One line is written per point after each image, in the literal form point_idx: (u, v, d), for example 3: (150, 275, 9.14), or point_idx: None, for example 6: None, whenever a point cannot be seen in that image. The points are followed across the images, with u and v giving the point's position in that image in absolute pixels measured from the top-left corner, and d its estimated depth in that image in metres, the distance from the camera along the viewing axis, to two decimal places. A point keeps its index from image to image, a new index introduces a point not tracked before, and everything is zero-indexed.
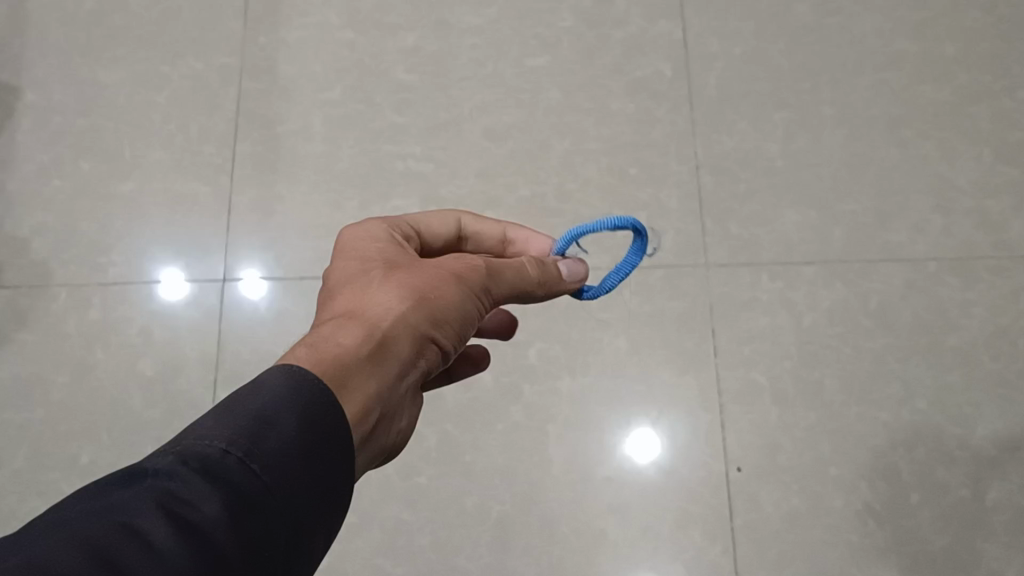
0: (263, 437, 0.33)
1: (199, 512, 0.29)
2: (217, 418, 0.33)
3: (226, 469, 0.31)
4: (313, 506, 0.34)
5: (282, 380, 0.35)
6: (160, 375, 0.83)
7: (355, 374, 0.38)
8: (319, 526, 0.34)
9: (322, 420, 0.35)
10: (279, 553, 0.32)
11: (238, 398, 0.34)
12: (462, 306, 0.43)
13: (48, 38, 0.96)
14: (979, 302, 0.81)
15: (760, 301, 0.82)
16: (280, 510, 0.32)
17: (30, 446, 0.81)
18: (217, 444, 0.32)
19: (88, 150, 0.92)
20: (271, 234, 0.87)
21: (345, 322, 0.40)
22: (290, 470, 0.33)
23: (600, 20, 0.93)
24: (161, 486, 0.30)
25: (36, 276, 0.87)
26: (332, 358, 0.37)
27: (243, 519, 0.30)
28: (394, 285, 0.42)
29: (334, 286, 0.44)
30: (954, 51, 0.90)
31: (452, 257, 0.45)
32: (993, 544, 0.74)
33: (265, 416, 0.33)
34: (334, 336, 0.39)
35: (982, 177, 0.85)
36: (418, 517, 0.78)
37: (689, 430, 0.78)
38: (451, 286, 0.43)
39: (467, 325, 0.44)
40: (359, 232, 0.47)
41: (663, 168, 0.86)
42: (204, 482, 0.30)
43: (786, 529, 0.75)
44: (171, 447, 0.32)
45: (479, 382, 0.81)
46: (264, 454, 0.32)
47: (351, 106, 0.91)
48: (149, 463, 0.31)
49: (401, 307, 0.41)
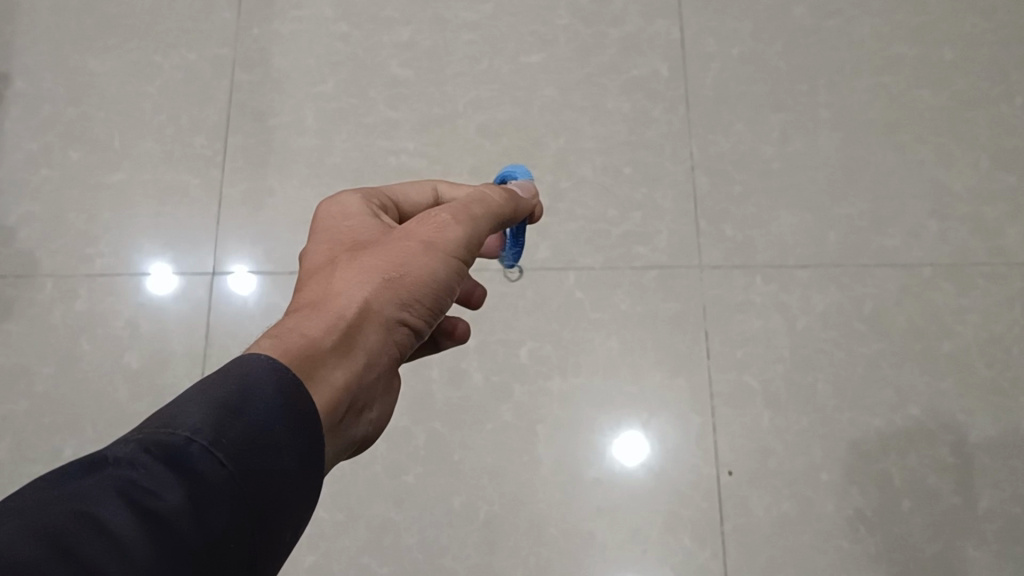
0: (230, 425, 0.32)
1: (161, 501, 0.29)
2: (182, 405, 0.32)
3: (191, 457, 0.30)
4: (284, 494, 0.33)
5: (253, 369, 0.34)
6: (146, 367, 0.82)
7: (323, 364, 0.37)
8: (289, 518, 0.33)
9: (292, 408, 0.34)
10: (246, 544, 0.31)
11: (207, 383, 0.34)
12: (434, 276, 0.43)
13: (38, 26, 0.94)
14: (973, 308, 0.80)
15: (753, 303, 0.81)
16: (248, 499, 0.31)
17: (12, 438, 0.80)
18: (183, 433, 0.31)
19: (77, 139, 0.90)
20: (261, 227, 0.86)
21: (311, 312, 0.40)
22: (257, 460, 0.32)
23: (598, 18, 0.92)
24: (122, 474, 0.29)
25: (23, 265, 0.86)
26: (297, 349, 0.37)
27: (208, 507, 0.30)
28: (361, 267, 0.42)
29: (306, 274, 0.44)
30: (953, 56, 0.89)
31: (415, 223, 0.44)
32: (983, 552, 0.74)
33: (232, 404, 0.33)
34: (300, 328, 0.38)
35: (978, 183, 0.85)
36: (405, 516, 0.77)
37: (680, 433, 0.78)
38: (419, 260, 0.42)
39: (441, 296, 0.43)
40: (331, 211, 0.47)
41: (658, 168, 0.86)
42: (167, 471, 0.29)
43: (776, 534, 0.75)
44: (134, 435, 0.31)
45: (469, 380, 0.80)
46: (230, 443, 0.31)
47: (344, 100, 0.90)
48: (110, 451, 0.30)
49: (369, 291, 0.41)
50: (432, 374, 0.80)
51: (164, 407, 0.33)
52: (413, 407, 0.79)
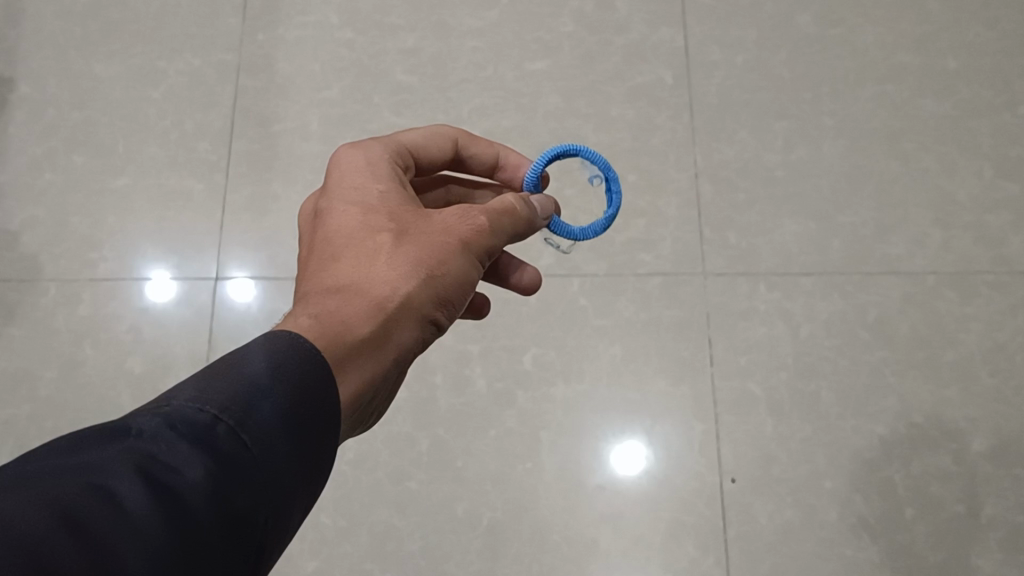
0: (255, 407, 0.32)
1: (182, 477, 0.28)
2: (209, 383, 0.32)
3: (214, 436, 0.30)
4: (299, 482, 0.33)
5: (283, 352, 0.34)
6: (150, 372, 0.82)
7: (358, 354, 0.38)
8: (302, 506, 0.33)
9: (319, 393, 0.34)
10: (260, 530, 0.31)
11: (236, 360, 0.34)
12: (465, 277, 0.42)
13: (43, 31, 0.95)
14: (977, 317, 0.81)
15: (758, 311, 0.81)
16: (265, 485, 0.31)
17: (15, 442, 0.80)
18: (208, 411, 0.31)
19: (81, 144, 0.90)
20: (266, 234, 0.86)
21: (347, 297, 0.39)
22: (279, 444, 0.32)
23: (602, 26, 0.92)
24: (144, 448, 0.29)
25: (27, 269, 0.86)
26: (334, 339, 0.37)
27: (225, 488, 0.29)
28: (398, 257, 0.41)
29: (337, 244, 0.42)
30: (956, 65, 0.89)
31: (454, 215, 0.43)
32: (987, 560, 0.74)
33: (259, 386, 0.33)
34: (338, 315, 0.38)
35: (982, 192, 0.85)
36: (408, 522, 0.76)
37: (683, 440, 0.78)
38: (456, 259, 0.42)
39: (470, 293, 0.44)
40: (357, 174, 0.46)
41: (662, 175, 0.86)
42: (190, 447, 0.29)
43: (780, 541, 0.75)
44: (159, 409, 0.31)
45: (472, 386, 0.80)
46: (254, 425, 0.31)
47: (349, 106, 0.90)
48: (134, 423, 0.30)
49: (404, 283, 0.40)
50: (436, 380, 0.80)
51: (192, 383, 0.32)
52: (416, 413, 0.79)
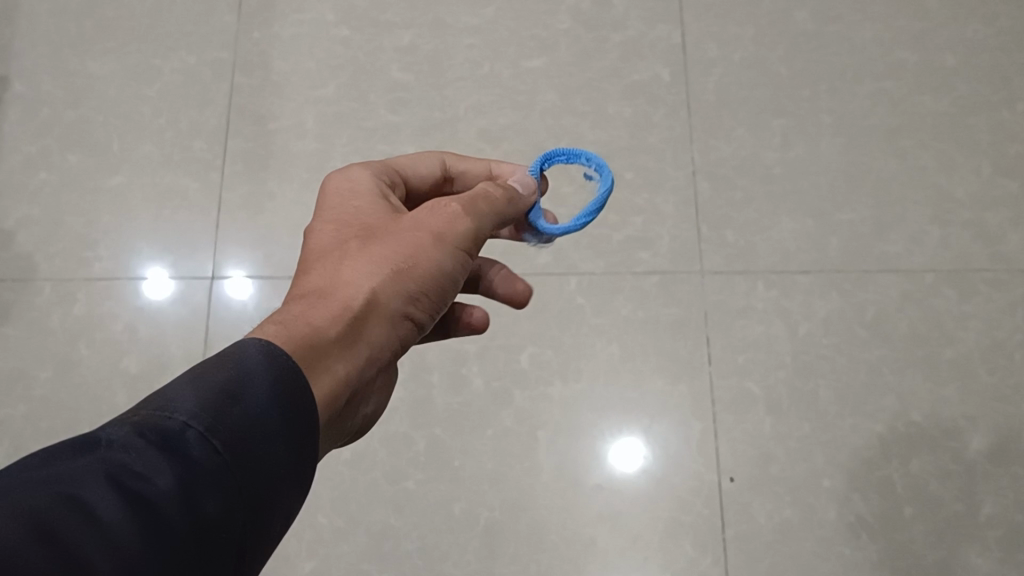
0: (226, 412, 0.31)
1: (152, 486, 0.28)
2: (179, 389, 0.32)
3: (185, 443, 0.30)
4: (277, 485, 0.32)
5: (252, 355, 0.34)
6: (145, 372, 0.81)
7: (327, 354, 0.37)
8: (280, 508, 0.33)
9: (289, 397, 0.34)
10: (237, 533, 0.31)
11: (208, 366, 0.33)
12: (439, 270, 0.42)
13: (37, 29, 0.94)
14: (975, 315, 0.80)
15: (756, 309, 0.81)
16: (240, 489, 0.31)
17: (11, 442, 0.79)
18: (178, 417, 0.30)
19: (76, 142, 0.90)
20: (261, 233, 0.86)
21: (318, 300, 0.39)
22: (253, 449, 0.31)
23: (599, 23, 0.92)
24: (113, 458, 0.29)
25: (22, 268, 0.85)
26: (302, 337, 0.36)
27: (199, 494, 0.29)
28: (370, 257, 0.41)
29: (312, 256, 0.43)
30: (955, 61, 0.89)
31: (426, 210, 0.43)
32: (986, 558, 0.74)
33: (231, 390, 0.32)
34: (305, 316, 0.37)
35: (980, 190, 0.84)
36: (405, 522, 0.76)
37: (681, 439, 0.77)
38: (428, 253, 0.41)
39: (446, 289, 0.43)
40: (340, 188, 0.46)
41: (660, 173, 0.86)
42: (160, 455, 0.29)
43: (778, 540, 0.74)
44: (129, 417, 0.30)
45: (469, 385, 0.80)
46: (227, 430, 0.31)
47: (345, 103, 0.90)
48: (103, 433, 0.30)
49: (375, 282, 0.40)
50: (432, 379, 0.80)
51: (163, 389, 0.32)
52: (413, 412, 0.79)
